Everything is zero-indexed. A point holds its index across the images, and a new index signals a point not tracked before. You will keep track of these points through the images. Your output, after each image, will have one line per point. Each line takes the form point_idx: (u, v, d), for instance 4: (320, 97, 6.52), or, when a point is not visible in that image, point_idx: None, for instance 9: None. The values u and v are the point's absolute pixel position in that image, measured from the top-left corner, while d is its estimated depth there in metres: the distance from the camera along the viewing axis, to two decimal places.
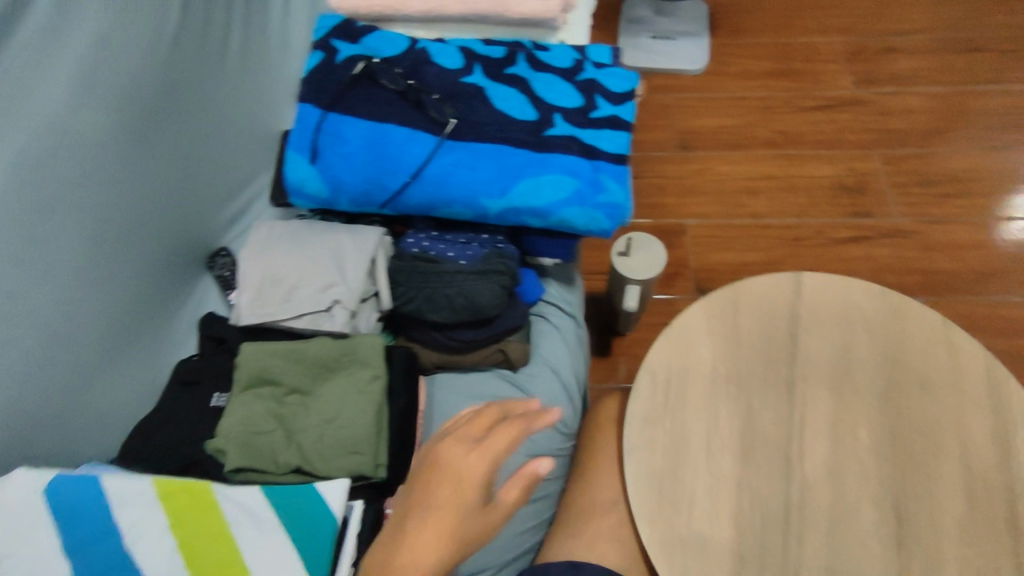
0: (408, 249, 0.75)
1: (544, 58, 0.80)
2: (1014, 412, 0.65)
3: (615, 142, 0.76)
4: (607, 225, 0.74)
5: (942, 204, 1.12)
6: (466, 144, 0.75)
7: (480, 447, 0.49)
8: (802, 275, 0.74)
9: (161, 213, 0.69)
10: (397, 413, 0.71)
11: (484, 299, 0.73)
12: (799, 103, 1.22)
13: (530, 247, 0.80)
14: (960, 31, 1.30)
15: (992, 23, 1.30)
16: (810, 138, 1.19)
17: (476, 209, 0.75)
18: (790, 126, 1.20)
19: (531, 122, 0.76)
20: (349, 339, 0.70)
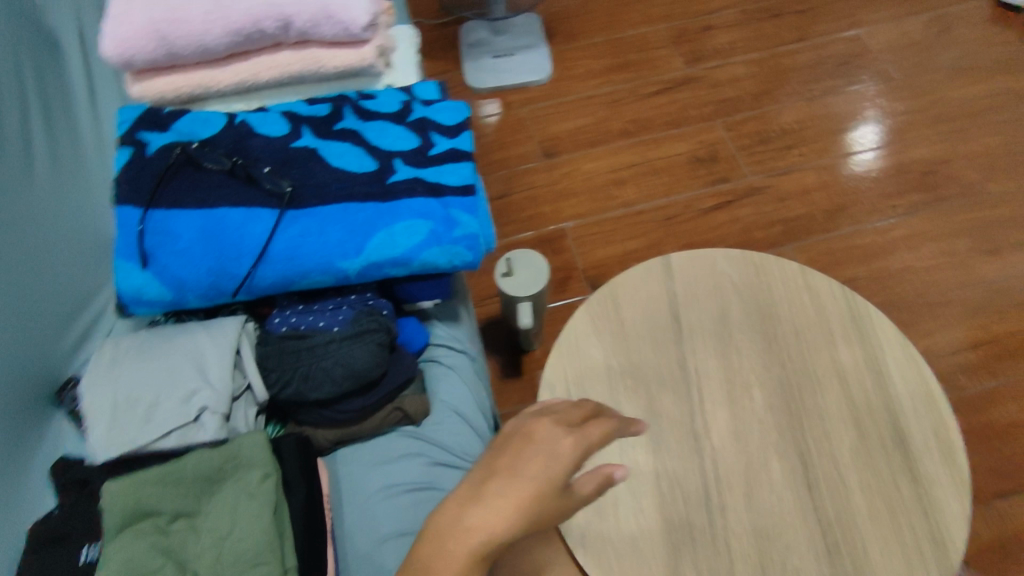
0: (276, 329, 0.72)
1: (371, 106, 0.79)
2: (876, 336, 0.79)
3: (459, 174, 0.75)
4: (470, 257, 0.73)
5: (770, 183, 1.57)
6: (308, 210, 0.71)
7: (575, 434, 0.52)
8: (671, 261, 0.86)
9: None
10: (301, 506, 0.65)
11: (363, 363, 0.69)
12: (648, 136, 1.64)
13: (404, 295, 0.81)
14: (752, 56, 1.76)
15: (771, 48, 1.77)
16: (660, 161, 1.60)
17: (335, 274, 0.71)
18: (650, 154, 1.62)
19: (371, 173, 0.74)
20: (228, 443, 0.64)
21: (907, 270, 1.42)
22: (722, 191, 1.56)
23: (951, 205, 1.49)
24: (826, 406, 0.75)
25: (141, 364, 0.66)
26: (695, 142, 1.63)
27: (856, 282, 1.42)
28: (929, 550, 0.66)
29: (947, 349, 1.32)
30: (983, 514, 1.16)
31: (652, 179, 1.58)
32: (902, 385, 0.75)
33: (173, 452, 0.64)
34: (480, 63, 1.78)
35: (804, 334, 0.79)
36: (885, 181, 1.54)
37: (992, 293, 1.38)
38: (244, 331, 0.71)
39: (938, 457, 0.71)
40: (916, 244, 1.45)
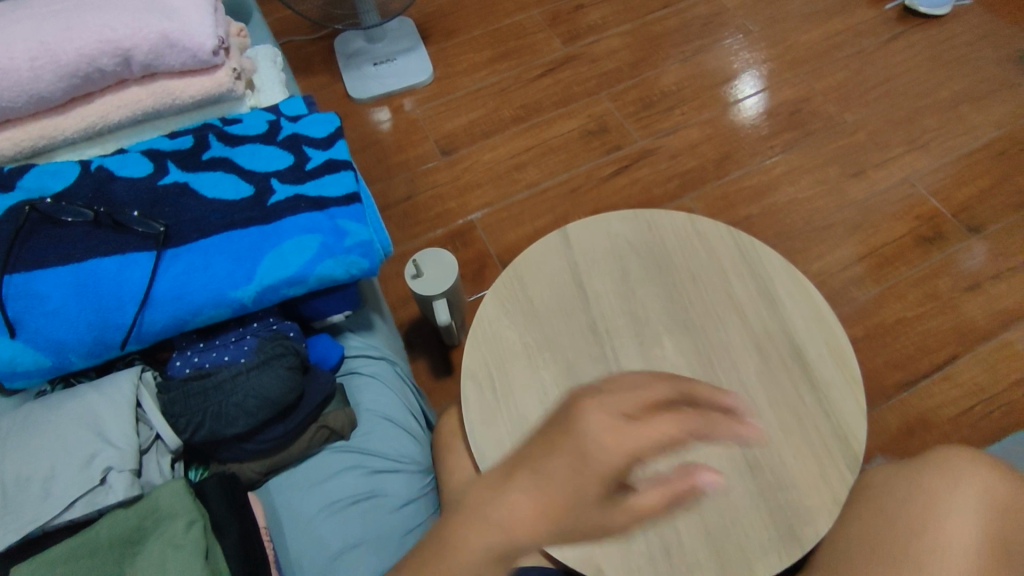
0: (179, 373, 0.70)
1: (237, 131, 0.77)
2: (764, 264, 0.84)
3: (340, 184, 0.75)
4: (367, 263, 0.73)
5: (659, 145, 1.64)
6: (189, 245, 0.68)
7: None
8: (567, 232, 0.88)
9: None
10: (235, 544, 0.63)
11: (277, 389, 0.67)
12: (538, 118, 1.68)
13: (311, 313, 0.79)
14: (622, 28, 1.83)
15: (637, 17, 1.84)
16: (555, 143, 1.64)
17: (229, 305, 0.69)
18: (542, 135, 1.65)
19: (248, 197, 0.72)
20: (143, 499, 0.62)
21: (793, 202, 1.53)
22: (616, 159, 1.61)
23: (821, 137, 1.61)
24: (729, 338, 0.80)
25: (31, 438, 0.62)
26: (584, 117, 1.68)
27: (751, 221, 1.51)
28: (835, 446, 0.72)
29: (838, 266, 1.44)
30: (892, 407, 1.27)
31: (550, 158, 1.61)
32: (793, 306, 0.81)
33: (83, 521, 0.61)
34: (362, 73, 1.76)
35: (700, 276, 0.84)
36: (761, 125, 1.64)
37: (868, 210, 1.50)
38: (142, 381, 0.67)
39: (832, 363, 0.77)
40: (797, 178, 1.56)
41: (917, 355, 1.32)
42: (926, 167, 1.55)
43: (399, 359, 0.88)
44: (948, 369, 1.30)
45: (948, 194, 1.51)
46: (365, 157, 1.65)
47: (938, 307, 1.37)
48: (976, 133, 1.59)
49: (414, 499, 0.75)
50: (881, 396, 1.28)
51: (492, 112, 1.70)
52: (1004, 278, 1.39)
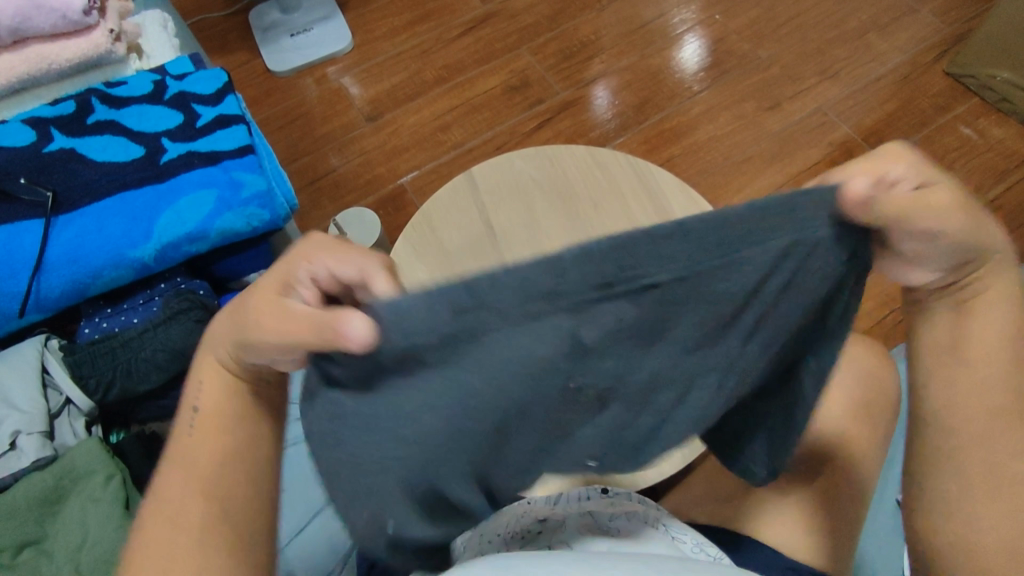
0: (88, 339, 0.70)
1: (122, 93, 0.76)
2: (661, 188, 0.88)
3: (233, 138, 0.75)
4: (268, 215, 0.74)
5: (581, 95, 1.66)
6: (81, 209, 0.68)
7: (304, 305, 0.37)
8: (474, 174, 0.91)
9: None
10: None
11: (184, 342, 0.68)
12: (461, 78, 1.68)
13: (224, 272, 0.80)
14: None
15: None
16: (478, 100, 1.64)
17: (129, 266, 0.69)
18: (465, 94, 1.65)
19: (139, 157, 0.72)
20: (58, 459, 0.63)
21: (712, 140, 1.57)
22: (540, 112, 1.63)
23: (737, 74, 1.65)
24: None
25: None
26: (506, 73, 1.68)
27: (673, 161, 1.56)
28: None
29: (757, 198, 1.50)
30: None
31: (474, 117, 1.62)
32: None
33: None
34: (280, 44, 1.72)
35: (602, 205, 0.88)
36: (679, 69, 1.67)
37: (784, 141, 1.56)
38: (48, 347, 0.67)
39: None
40: (716, 116, 1.60)
41: None
42: (836, 96, 1.60)
43: None
44: None
45: (858, 120, 1.57)
46: (290, 130, 1.63)
47: None
48: (882, 59, 1.64)
49: None
50: None
51: (414, 73, 1.69)
52: None
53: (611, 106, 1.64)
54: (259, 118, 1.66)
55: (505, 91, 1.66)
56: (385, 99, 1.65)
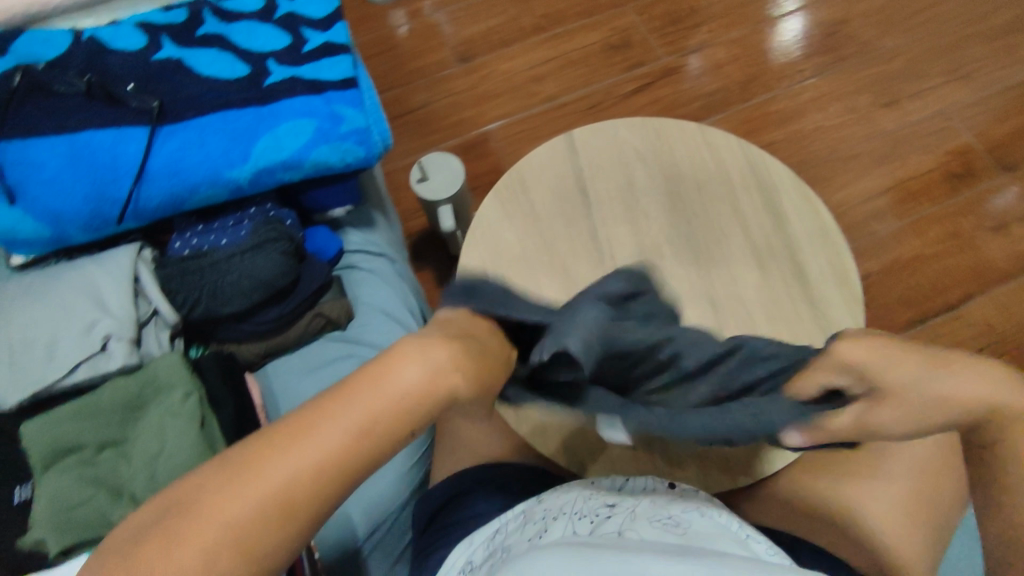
0: (178, 254, 0.70)
1: (233, 9, 0.74)
2: (771, 181, 0.83)
3: (339, 68, 0.72)
4: (364, 152, 0.71)
5: (685, 63, 1.55)
6: (184, 122, 0.67)
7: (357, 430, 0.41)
8: (572, 137, 0.86)
9: None
10: (229, 415, 0.66)
11: (269, 272, 0.68)
12: (558, 29, 1.59)
13: (311, 203, 0.79)
14: None
15: None
16: (574, 55, 1.56)
17: (224, 186, 0.68)
18: (560, 46, 1.57)
19: (244, 77, 0.70)
20: (142, 369, 0.64)
21: (819, 129, 1.46)
22: (637, 76, 1.54)
23: (857, 62, 1.51)
24: (730, 253, 0.79)
25: (33, 304, 0.63)
26: (607, 29, 1.59)
27: (773, 148, 1.46)
28: None
29: (860, 199, 1.38)
30: None
31: (568, 73, 1.54)
32: (797, 222, 0.80)
33: (87, 387, 0.63)
34: None
35: (707, 189, 0.83)
36: (794, 49, 1.54)
37: (898, 142, 1.43)
38: (141, 257, 0.68)
39: (833, 280, 0.77)
40: (825, 105, 1.48)
41: (932, 292, 1.28)
42: (965, 100, 1.45)
43: (401, 259, 0.87)
44: (960, 309, 1.27)
45: (986, 128, 1.42)
46: (378, 64, 1.59)
47: (958, 246, 1.32)
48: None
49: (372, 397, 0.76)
50: (884, 333, 1.26)
51: (510, 18, 1.61)
52: None
53: (718, 79, 1.53)
54: None
55: (603, 49, 1.57)
56: (477, 42, 1.58)
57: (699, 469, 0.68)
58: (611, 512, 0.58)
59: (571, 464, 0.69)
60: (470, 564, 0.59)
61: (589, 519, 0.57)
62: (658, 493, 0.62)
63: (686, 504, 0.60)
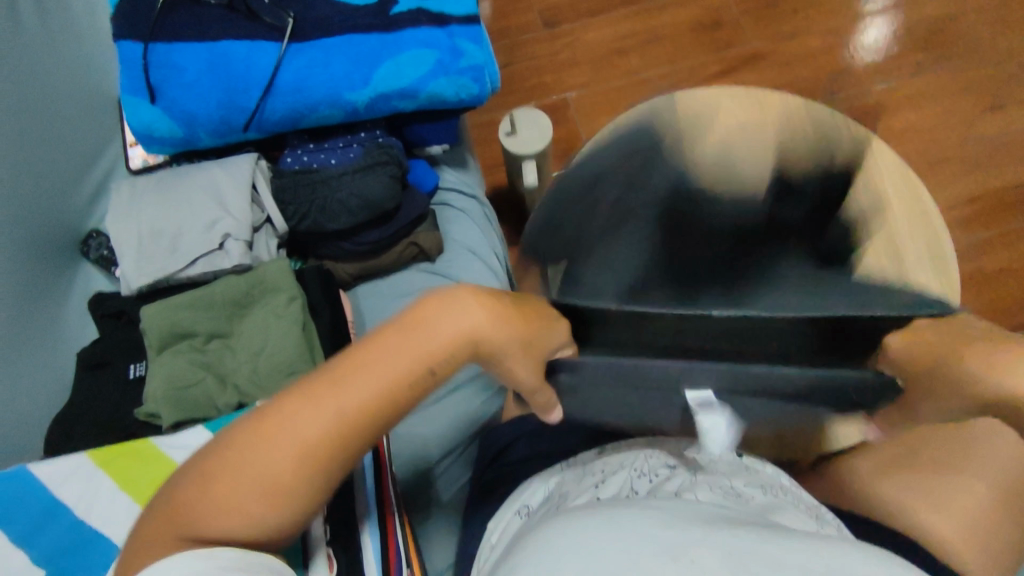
0: (289, 168, 0.73)
1: None
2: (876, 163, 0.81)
3: (462, 4, 0.74)
4: (477, 90, 0.73)
5: (776, 47, 1.51)
6: (313, 41, 0.70)
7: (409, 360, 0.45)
8: None
9: (21, 213, 0.69)
10: (325, 326, 0.69)
11: (376, 194, 0.71)
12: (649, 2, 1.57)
13: (414, 137, 0.82)
14: None
15: None
16: (663, 29, 1.54)
17: (343, 107, 0.71)
18: (650, 19, 1.55)
19: (373, 5, 0.72)
20: (253, 270, 0.68)
21: (911, 129, 1.41)
22: (725, 57, 1.51)
23: (959, 63, 1.45)
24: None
25: (162, 199, 0.68)
26: (699, 7, 1.56)
27: None
28: None
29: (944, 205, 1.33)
30: None
31: (655, 48, 1.52)
32: (899, 204, 0.78)
33: (202, 281, 0.68)
34: None
35: None
36: (894, 45, 1.49)
37: (996, 150, 1.36)
38: (258, 166, 0.72)
39: (930, 268, 0.75)
40: (921, 105, 1.43)
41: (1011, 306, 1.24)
42: None
43: (489, 203, 0.89)
44: None
45: None
46: None
47: None
48: None
49: None
50: None
51: None
52: None
53: (809, 67, 1.49)
54: None
55: (693, 26, 1.54)
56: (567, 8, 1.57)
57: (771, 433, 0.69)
58: (671, 473, 0.59)
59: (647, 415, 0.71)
60: (522, 509, 0.60)
61: (649, 477, 0.58)
62: (725, 463, 0.61)
63: (759, 479, 0.59)
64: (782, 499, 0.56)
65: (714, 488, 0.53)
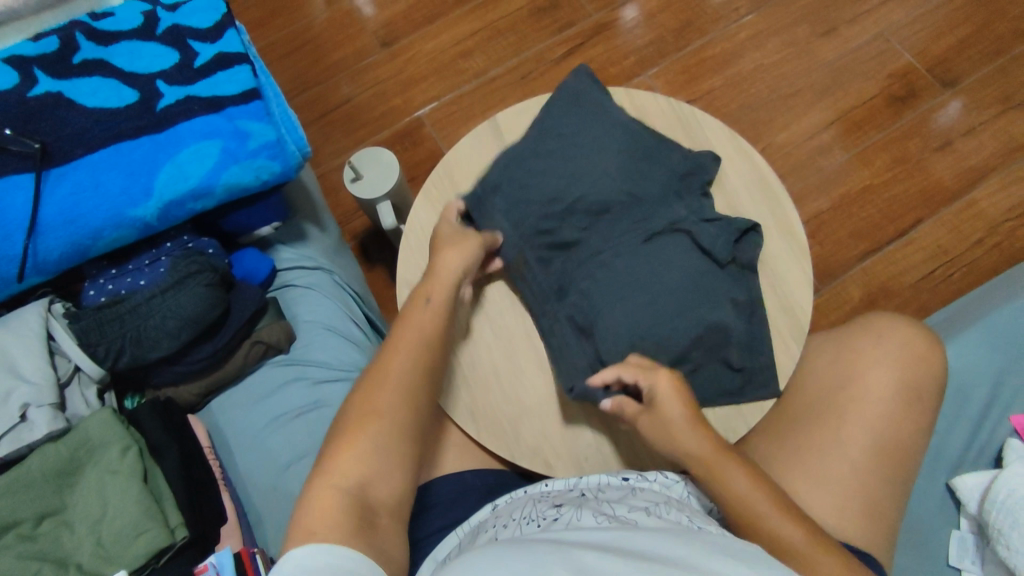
0: (94, 302, 0.66)
1: (110, 27, 0.68)
2: (707, 138, 0.77)
3: (236, 80, 0.67)
4: (278, 167, 0.67)
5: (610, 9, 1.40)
6: (75, 163, 0.62)
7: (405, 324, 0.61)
8: (497, 119, 0.81)
9: None
10: (174, 466, 0.63)
11: (194, 309, 0.64)
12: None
13: (233, 227, 0.75)
14: None
15: None
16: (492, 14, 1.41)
17: (131, 226, 0.63)
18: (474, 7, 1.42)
19: (135, 104, 0.65)
20: (72, 431, 0.60)
21: (758, 69, 1.33)
22: (569, 36, 1.39)
23: None
24: None
25: None
26: None
27: (715, 94, 1.33)
28: (780, 320, 0.70)
29: (805, 135, 1.28)
30: (856, 275, 1.19)
31: (497, 41, 1.39)
32: (737, 179, 0.75)
33: (13, 460, 0.59)
34: None
35: None
36: None
37: (838, 73, 1.31)
38: (53, 312, 0.64)
39: (778, 234, 0.73)
40: (764, 42, 1.34)
41: (881, 221, 1.21)
42: (902, 20, 1.33)
43: (340, 270, 0.83)
44: (913, 234, 1.20)
45: (924, 46, 1.31)
46: (299, 57, 1.43)
47: (906, 171, 1.24)
48: None
49: (330, 333, 0.76)
50: (841, 268, 1.20)
51: None
52: (975, 133, 1.25)
53: (642, 23, 1.38)
54: (263, 42, 1.44)
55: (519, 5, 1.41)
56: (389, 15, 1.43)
57: None
58: (559, 512, 0.55)
59: (535, 463, 0.68)
60: None
61: (536, 522, 0.54)
62: (612, 489, 0.59)
63: (642, 499, 0.56)
64: (667, 518, 0.52)
65: (621, 513, 0.53)
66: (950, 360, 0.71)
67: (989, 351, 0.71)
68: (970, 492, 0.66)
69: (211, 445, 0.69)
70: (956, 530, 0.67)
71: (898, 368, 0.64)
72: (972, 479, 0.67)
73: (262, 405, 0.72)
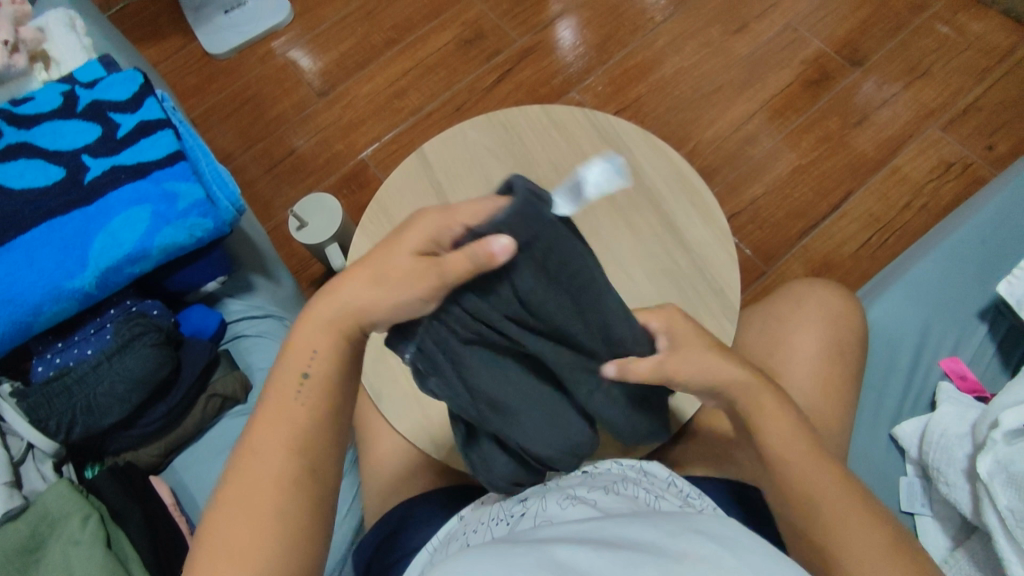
0: (43, 377, 0.67)
1: (31, 110, 0.71)
2: (624, 141, 0.81)
3: (160, 146, 0.70)
4: (211, 223, 0.69)
5: (536, 32, 1.45)
6: (8, 244, 0.64)
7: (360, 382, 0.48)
8: (422, 150, 0.84)
9: None
10: (142, 525, 0.63)
11: (142, 370, 0.65)
12: (396, 31, 1.49)
13: (176, 286, 0.77)
14: None
15: None
16: (420, 52, 1.46)
17: (70, 297, 0.65)
18: (403, 47, 1.47)
19: (62, 180, 0.67)
20: (31, 506, 0.61)
21: (680, 72, 1.39)
22: (498, 63, 1.44)
23: None
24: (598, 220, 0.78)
25: None
26: (458, 24, 1.48)
27: (643, 100, 1.38)
28: (711, 301, 0.72)
29: (732, 128, 1.34)
30: (797, 252, 1.24)
31: (429, 78, 1.44)
32: (655, 175, 0.79)
33: None
34: (213, 24, 1.50)
35: (564, 167, 0.81)
36: None
37: (754, 66, 1.38)
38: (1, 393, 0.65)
39: (700, 223, 0.76)
40: (683, 45, 1.41)
41: (814, 198, 1.27)
42: (808, 9, 1.41)
43: (290, 314, 0.85)
44: (845, 207, 1.26)
45: (830, 32, 1.39)
46: (238, 118, 1.45)
47: (831, 148, 1.30)
48: None
49: None
50: (784, 246, 1.24)
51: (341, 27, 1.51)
52: (889, 105, 1.32)
53: (569, 46, 1.44)
54: (203, 107, 1.47)
55: (446, 41, 1.47)
56: (323, 65, 1.48)
57: (615, 434, 0.66)
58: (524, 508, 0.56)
59: None
60: None
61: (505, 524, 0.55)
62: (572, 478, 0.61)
63: (601, 479, 0.58)
64: (626, 493, 0.55)
65: (580, 495, 0.56)
66: (877, 317, 0.75)
67: (912, 304, 0.75)
68: (911, 438, 0.69)
69: (177, 501, 0.70)
70: (904, 476, 0.70)
71: (821, 332, 0.67)
72: (910, 426, 0.70)
73: (226, 455, 0.72)
